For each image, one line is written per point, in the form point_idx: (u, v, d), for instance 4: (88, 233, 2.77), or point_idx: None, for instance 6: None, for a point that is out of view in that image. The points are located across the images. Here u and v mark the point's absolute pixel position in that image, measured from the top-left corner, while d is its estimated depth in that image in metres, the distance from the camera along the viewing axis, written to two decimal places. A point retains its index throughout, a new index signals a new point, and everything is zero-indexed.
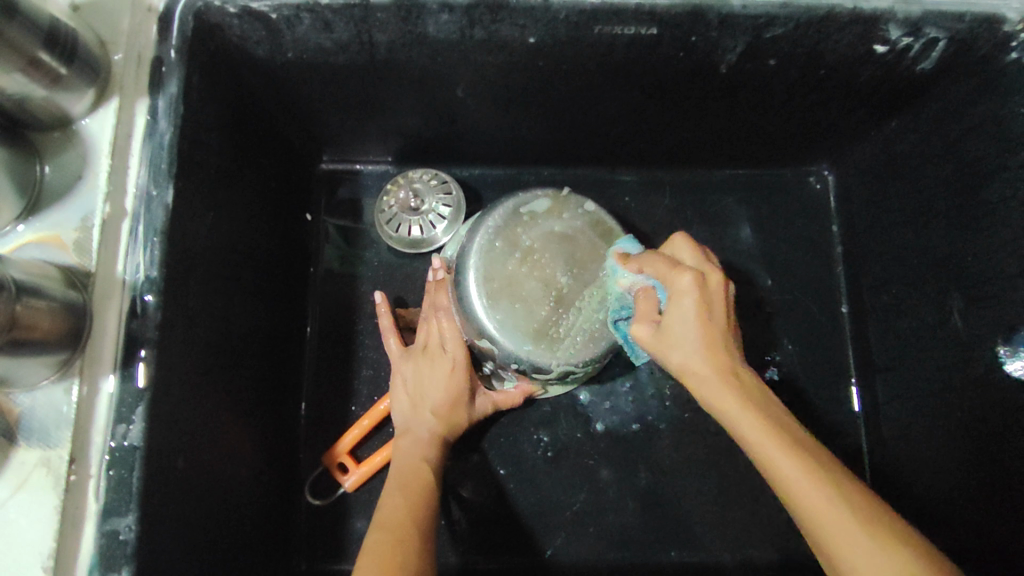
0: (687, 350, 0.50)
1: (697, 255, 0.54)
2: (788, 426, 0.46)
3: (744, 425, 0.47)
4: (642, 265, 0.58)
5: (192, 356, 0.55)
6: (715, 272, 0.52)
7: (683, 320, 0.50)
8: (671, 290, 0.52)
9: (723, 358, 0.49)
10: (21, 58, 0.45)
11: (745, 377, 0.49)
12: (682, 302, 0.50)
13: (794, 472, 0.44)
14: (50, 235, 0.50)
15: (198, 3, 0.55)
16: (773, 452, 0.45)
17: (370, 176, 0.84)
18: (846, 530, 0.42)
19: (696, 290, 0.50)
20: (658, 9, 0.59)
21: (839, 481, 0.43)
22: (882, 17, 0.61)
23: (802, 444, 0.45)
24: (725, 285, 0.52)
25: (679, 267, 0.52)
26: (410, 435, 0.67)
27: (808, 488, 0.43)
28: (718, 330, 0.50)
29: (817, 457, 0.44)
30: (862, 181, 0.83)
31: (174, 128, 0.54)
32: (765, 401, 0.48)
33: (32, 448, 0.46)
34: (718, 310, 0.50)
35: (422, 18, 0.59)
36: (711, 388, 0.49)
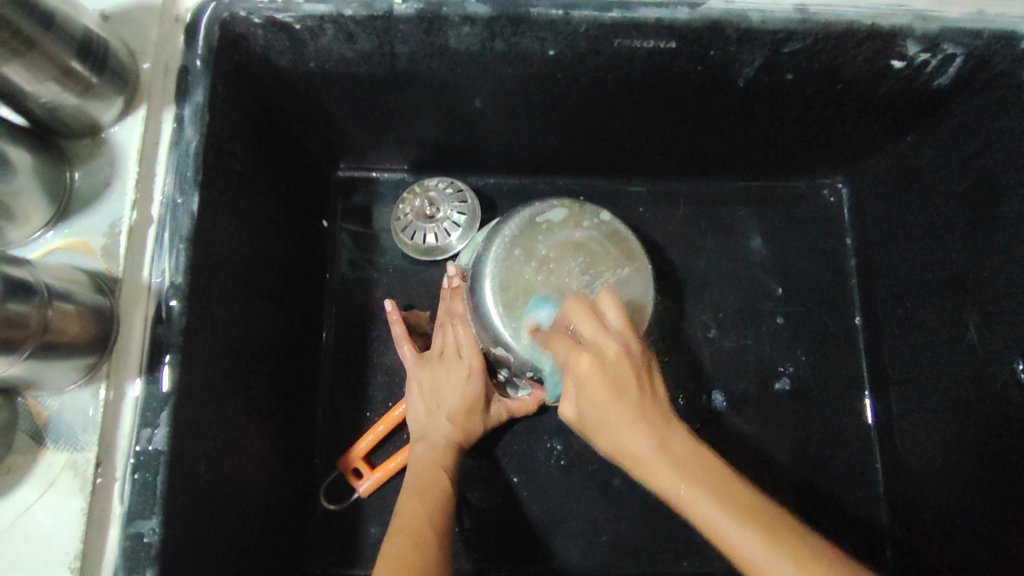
0: (613, 431, 0.49)
1: (593, 321, 0.52)
2: (710, 476, 0.45)
3: (679, 492, 0.45)
4: (558, 328, 0.56)
5: (213, 362, 0.56)
6: (614, 343, 0.50)
7: (597, 410, 0.50)
8: (573, 379, 0.51)
9: (651, 424, 0.48)
10: (55, 68, 0.46)
11: (671, 435, 0.48)
12: (589, 384, 0.50)
13: (737, 535, 0.43)
14: (78, 241, 0.51)
15: (224, 13, 0.56)
16: (709, 513, 0.44)
17: (386, 183, 0.85)
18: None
19: (597, 372, 0.49)
20: (677, 23, 0.60)
21: (778, 531, 0.42)
22: (900, 33, 0.61)
23: (731, 492, 0.45)
24: (626, 358, 0.50)
25: (577, 349, 0.51)
26: (425, 442, 0.68)
27: (765, 559, 0.42)
28: (630, 404, 0.48)
29: (754, 509, 0.44)
30: (876, 194, 0.84)
31: (199, 136, 0.55)
32: (683, 446, 0.47)
33: (60, 450, 0.47)
34: (626, 390, 0.49)
35: (444, 30, 0.60)
36: (642, 462, 0.48)
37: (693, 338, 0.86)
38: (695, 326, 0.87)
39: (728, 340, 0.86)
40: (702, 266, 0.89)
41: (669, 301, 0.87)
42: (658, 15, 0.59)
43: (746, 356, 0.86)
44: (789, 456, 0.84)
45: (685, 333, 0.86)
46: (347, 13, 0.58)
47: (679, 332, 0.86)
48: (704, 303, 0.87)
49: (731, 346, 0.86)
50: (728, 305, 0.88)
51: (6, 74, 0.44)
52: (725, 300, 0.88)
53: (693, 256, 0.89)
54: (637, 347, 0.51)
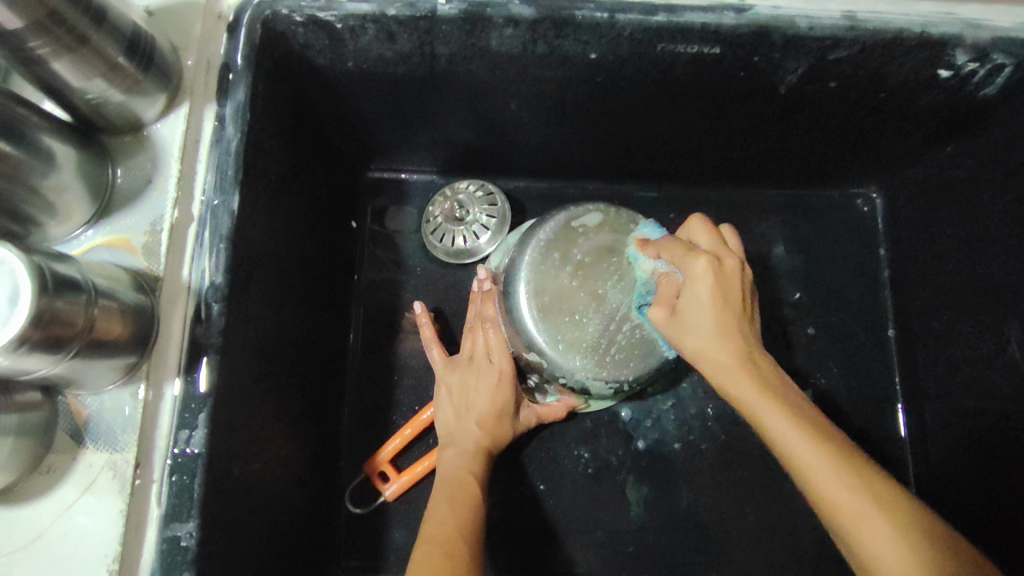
0: (705, 340, 0.51)
1: (713, 237, 0.56)
2: (803, 412, 0.49)
3: (756, 403, 0.49)
4: (659, 248, 0.59)
5: (248, 363, 0.55)
6: (729, 257, 0.54)
7: (694, 303, 0.52)
8: (684, 277, 0.53)
9: (731, 330, 0.51)
10: (103, 64, 0.45)
11: (759, 355, 0.52)
12: (699, 287, 0.52)
13: (807, 451, 0.46)
14: (119, 239, 0.50)
15: (266, 12, 0.56)
16: (781, 423, 0.47)
17: (415, 185, 0.85)
18: (855, 502, 0.44)
19: (710, 275, 0.51)
20: (724, 28, 0.59)
21: (852, 463, 0.45)
22: (950, 41, 0.60)
23: (803, 415, 0.48)
24: (735, 270, 0.53)
25: (693, 253, 0.53)
26: (455, 447, 0.67)
27: (828, 478, 0.45)
28: (730, 315, 0.51)
29: (828, 438, 0.47)
30: (912, 205, 0.82)
31: (240, 134, 0.54)
32: (772, 376, 0.51)
33: (99, 450, 0.46)
34: (730, 292, 0.52)
35: (487, 31, 0.59)
36: (729, 373, 0.50)
37: None
38: None
39: None
40: None
41: None
42: (705, 19, 0.58)
43: (776, 367, 0.85)
44: None
45: None
46: (391, 12, 0.57)
47: None
48: None
49: None
50: (759, 315, 0.86)
51: (54, 71, 0.44)
52: (755, 309, 0.86)
53: None
54: (743, 269, 0.54)
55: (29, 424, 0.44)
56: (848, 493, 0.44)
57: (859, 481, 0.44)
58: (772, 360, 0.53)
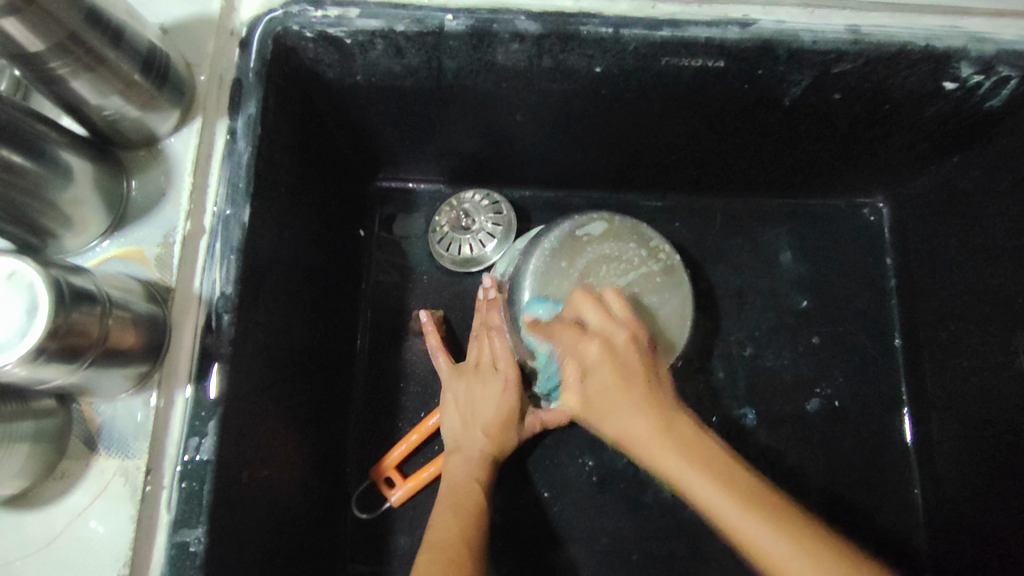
0: (619, 420, 0.53)
1: (597, 310, 0.58)
2: (710, 458, 0.49)
3: (693, 481, 0.48)
4: (552, 330, 0.61)
5: (257, 371, 0.56)
6: (621, 333, 0.56)
7: (602, 387, 0.54)
8: (580, 360, 0.56)
9: (651, 411, 0.52)
10: (120, 82, 0.47)
11: (676, 421, 0.52)
12: (599, 369, 0.54)
13: (720, 503, 0.46)
14: (133, 250, 0.52)
15: (277, 27, 0.57)
16: (695, 481, 0.47)
17: (422, 194, 0.86)
18: (775, 543, 0.43)
19: (604, 354, 0.55)
20: (727, 42, 0.59)
21: (762, 505, 0.45)
22: (955, 55, 0.60)
23: (731, 479, 0.47)
24: (632, 345, 0.55)
25: (585, 335, 0.57)
26: (460, 454, 0.68)
27: (762, 535, 0.44)
28: (637, 389, 0.53)
29: (740, 486, 0.47)
30: (917, 215, 0.82)
31: (252, 148, 0.55)
32: (693, 436, 0.50)
33: (111, 457, 0.48)
34: (631, 375, 0.54)
35: (493, 46, 0.60)
36: (645, 444, 0.51)
37: (727, 357, 0.85)
38: (730, 344, 0.85)
39: (764, 359, 0.85)
40: (739, 284, 0.87)
41: (703, 318, 0.86)
42: (709, 34, 0.59)
43: (782, 376, 0.85)
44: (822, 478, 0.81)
45: (720, 352, 0.85)
46: (399, 29, 0.58)
47: (714, 350, 0.85)
48: (740, 322, 0.86)
49: (767, 366, 0.85)
50: (765, 324, 0.86)
51: (74, 89, 0.45)
52: (760, 319, 0.86)
53: (730, 272, 0.88)
54: (633, 333, 0.57)
55: (44, 431, 0.45)
56: (777, 538, 0.44)
57: (740, 502, 0.45)
58: (693, 419, 0.53)
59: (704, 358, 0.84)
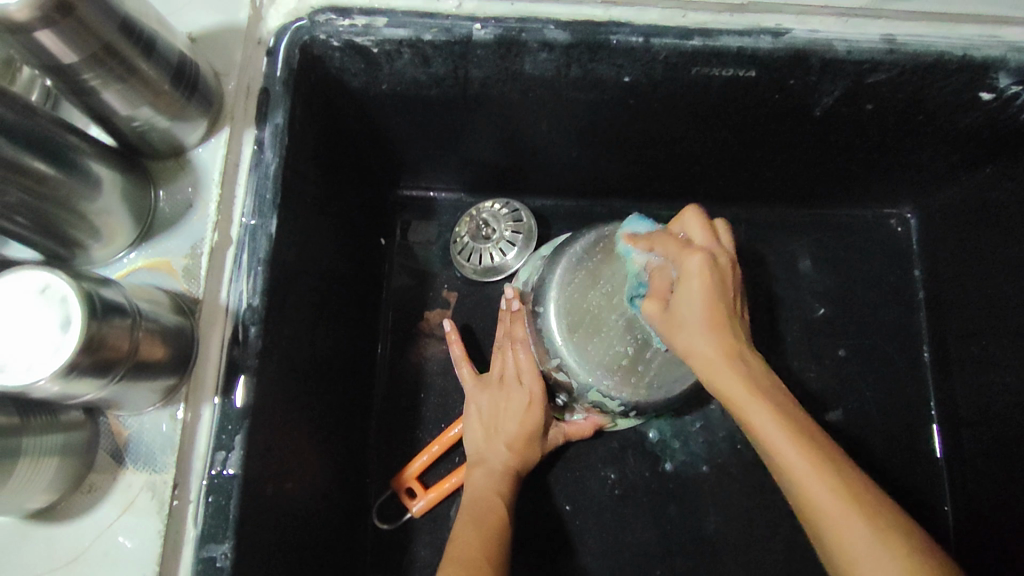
0: (689, 333, 0.49)
1: (710, 233, 0.53)
2: (772, 387, 0.47)
3: (750, 409, 0.45)
4: (654, 240, 0.56)
5: (282, 383, 0.56)
6: (723, 255, 0.52)
7: (688, 297, 0.49)
8: (678, 272, 0.51)
9: (725, 334, 0.49)
10: (150, 92, 0.46)
11: (745, 354, 0.48)
12: (689, 284, 0.50)
13: (787, 450, 0.44)
14: (160, 262, 0.51)
15: (305, 37, 0.57)
16: (756, 407, 0.45)
17: (443, 203, 0.85)
18: (817, 484, 0.43)
19: (703, 276, 0.49)
20: (760, 52, 0.58)
21: (822, 450, 0.44)
22: (993, 64, 0.59)
23: (791, 413, 0.45)
24: (730, 265, 0.52)
25: (688, 249, 0.52)
26: (483, 467, 0.67)
27: (817, 485, 0.43)
28: (720, 305, 0.49)
29: (818, 446, 0.44)
30: (948, 226, 0.81)
31: (279, 158, 0.55)
32: (765, 379, 0.47)
33: (139, 471, 0.47)
34: (725, 291, 0.50)
35: (522, 55, 0.59)
36: (705, 360, 0.48)
37: None
38: (755, 356, 0.84)
39: (789, 372, 0.83)
40: (764, 295, 0.86)
41: None
42: (741, 43, 0.58)
43: (807, 390, 0.83)
44: None
45: None
46: (427, 38, 0.58)
47: None
48: (765, 334, 0.84)
49: (793, 378, 0.83)
50: (790, 335, 0.85)
51: (105, 100, 0.45)
52: (785, 330, 0.85)
53: (753, 283, 0.86)
54: (722, 262, 0.52)
55: (72, 444, 0.45)
56: (820, 483, 0.43)
57: (794, 432, 0.44)
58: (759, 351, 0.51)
59: None
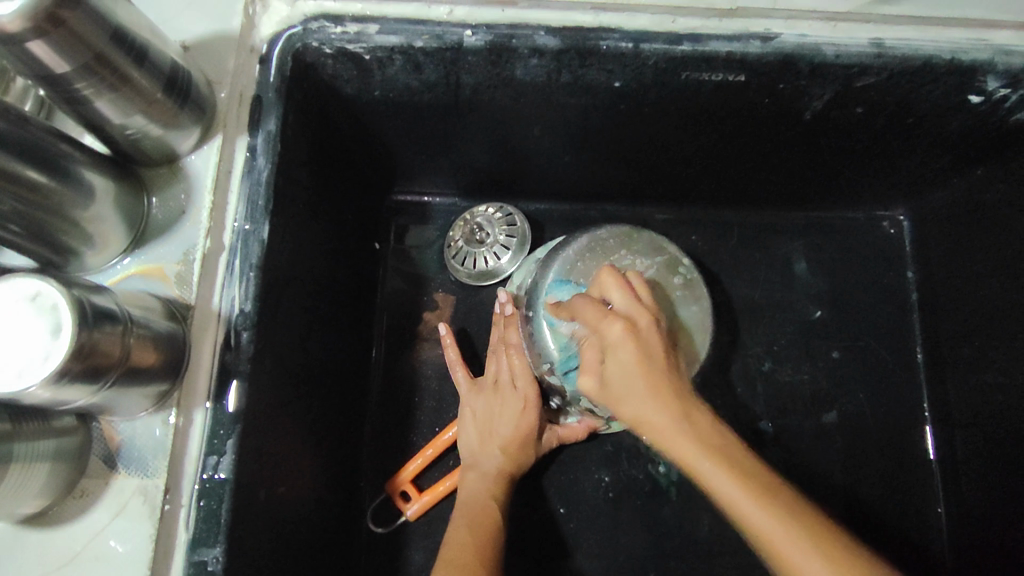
0: (637, 405, 0.50)
1: (627, 295, 0.54)
2: (723, 447, 0.47)
3: (709, 474, 0.46)
4: (574, 310, 0.56)
5: (275, 387, 0.56)
6: (643, 318, 0.52)
7: (621, 371, 0.50)
8: (604, 341, 0.52)
9: (672, 404, 0.49)
10: (143, 101, 0.47)
11: (696, 415, 0.49)
12: (619, 355, 0.50)
13: (753, 511, 0.44)
14: (153, 268, 0.52)
15: (297, 44, 0.57)
16: (708, 468, 0.46)
17: (438, 207, 0.85)
18: (784, 540, 0.43)
19: (629, 342, 0.50)
20: (749, 57, 0.59)
21: (785, 508, 0.44)
22: (981, 68, 0.60)
23: (746, 470, 0.46)
24: (654, 327, 0.52)
25: (608, 314, 0.52)
26: (476, 470, 0.67)
27: (786, 542, 0.43)
28: (657, 373, 0.49)
29: (778, 499, 0.44)
30: (940, 228, 0.81)
31: (271, 165, 0.55)
32: (716, 435, 0.48)
33: (131, 475, 0.47)
34: (653, 352, 0.50)
35: (512, 61, 0.60)
36: (660, 431, 0.49)
37: (748, 370, 0.83)
38: (749, 358, 0.84)
39: (783, 374, 0.83)
40: (758, 297, 0.86)
41: (722, 332, 0.85)
42: (730, 48, 0.58)
43: (801, 392, 0.83)
44: (844, 496, 0.79)
45: (739, 367, 0.83)
46: (418, 44, 0.58)
47: (733, 365, 0.84)
48: (760, 336, 0.85)
49: (787, 381, 0.83)
50: (784, 337, 0.85)
51: (97, 109, 0.46)
52: (779, 333, 0.85)
53: (747, 286, 0.86)
54: (642, 319, 0.52)
55: (64, 450, 0.45)
56: (788, 541, 0.43)
57: (754, 490, 0.45)
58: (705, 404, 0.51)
59: (723, 372, 0.83)
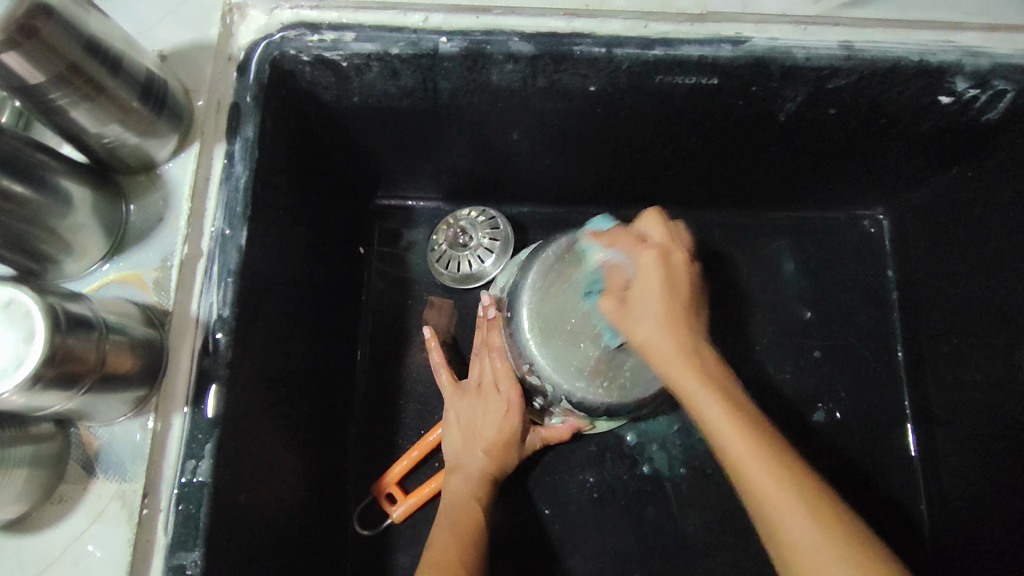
0: (650, 327, 0.50)
1: (666, 232, 0.55)
2: (723, 382, 0.48)
3: (699, 395, 0.47)
4: (612, 240, 0.58)
5: (255, 391, 0.57)
6: (677, 253, 0.54)
7: (647, 296, 0.51)
8: (635, 269, 0.54)
9: (683, 332, 0.49)
10: (119, 110, 0.48)
11: (704, 350, 0.50)
12: (647, 277, 0.52)
13: (737, 441, 0.45)
14: (131, 274, 0.52)
15: (274, 52, 0.58)
16: (697, 388, 0.47)
17: (422, 212, 0.86)
18: (761, 472, 0.44)
19: (658, 267, 0.52)
20: (721, 60, 0.60)
21: (769, 445, 0.45)
22: (950, 69, 0.60)
23: (738, 405, 0.47)
24: (688, 266, 0.53)
25: (643, 249, 0.54)
26: (460, 472, 0.67)
27: (760, 471, 0.44)
28: (677, 307, 0.50)
29: (765, 437, 0.46)
30: (918, 227, 0.82)
31: (249, 171, 0.56)
32: (718, 373, 0.49)
33: (109, 480, 0.48)
34: (677, 288, 0.51)
35: (488, 67, 0.61)
36: (661, 354, 0.49)
37: (731, 369, 0.84)
38: (731, 358, 0.85)
39: (765, 374, 0.84)
40: (740, 297, 0.87)
41: (705, 332, 0.85)
42: (702, 52, 0.59)
43: (784, 391, 0.84)
44: (827, 493, 0.80)
45: None
46: (394, 52, 0.59)
47: None
48: (741, 336, 0.85)
49: (770, 379, 0.84)
50: (766, 336, 0.86)
51: (73, 118, 0.46)
52: (761, 332, 0.86)
53: (729, 286, 0.87)
54: (674, 256, 0.53)
55: (42, 456, 0.46)
56: (762, 469, 0.44)
57: (740, 420, 0.46)
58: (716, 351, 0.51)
59: None
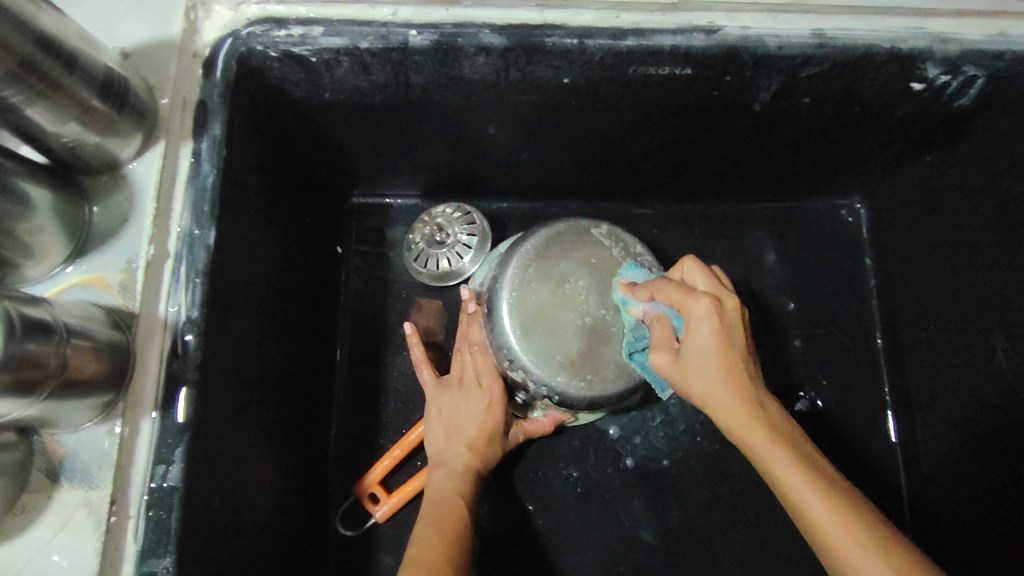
0: (712, 386, 0.51)
1: (709, 279, 0.57)
2: (790, 437, 0.50)
3: (770, 456, 0.48)
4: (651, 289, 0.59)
5: (228, 394, 0.56)
6: (728, 299, 0.53)
7: (701, 351, 0.51)
8: (687, 320, 0.53)
9: (746, 390, 0.50)
10: (76, 108, 0.46)
11: (768, 407, 0.51)
12: (700, 334, 0.51)
13: (815, 505, 0.46)
14: (96, 277, 0.51)
15: (241, 48, 0.57)
16: (766, 448, 0.49)
17: (400, 209, 0.85)
18: (843, 536, 0.45)
19: (712, 319, 0.51)
20: (694, 50, 0.59)
21: (844, 502, 0.46)
22: (920, 56, 0.61)
23: (812, 465, 0.48)
24: (738, 312, 0.53)
25: (695, 293, 0.52)
26: (444, 468, 0.66)
27: (839, 531, 0.45)
28: (734, 363, 0.51)
29: (844, 497, 0.46)
30: (895, 214, 0.82)
31: (216, 170, 0.55)
32: (784, 427, 0.50)
33: (74, 488, 0.47)
34: (735, 341, 0.51)
35: (460, 60, 0.60)
36: (731, 416, 0.50)
37: None
38: None
39: None
40: None
41: None
42: (674, 42, 0.59)
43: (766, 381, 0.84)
44: None
45: None
46: (363, 45, 0.58)
47: None
48: None
49: None
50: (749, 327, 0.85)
51: (28, 118, 0.45)
52: None
53: None
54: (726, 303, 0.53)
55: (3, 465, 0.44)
56: (840, 532, 0.45)
57: (814, 482, 0.47)
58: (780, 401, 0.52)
59: None
